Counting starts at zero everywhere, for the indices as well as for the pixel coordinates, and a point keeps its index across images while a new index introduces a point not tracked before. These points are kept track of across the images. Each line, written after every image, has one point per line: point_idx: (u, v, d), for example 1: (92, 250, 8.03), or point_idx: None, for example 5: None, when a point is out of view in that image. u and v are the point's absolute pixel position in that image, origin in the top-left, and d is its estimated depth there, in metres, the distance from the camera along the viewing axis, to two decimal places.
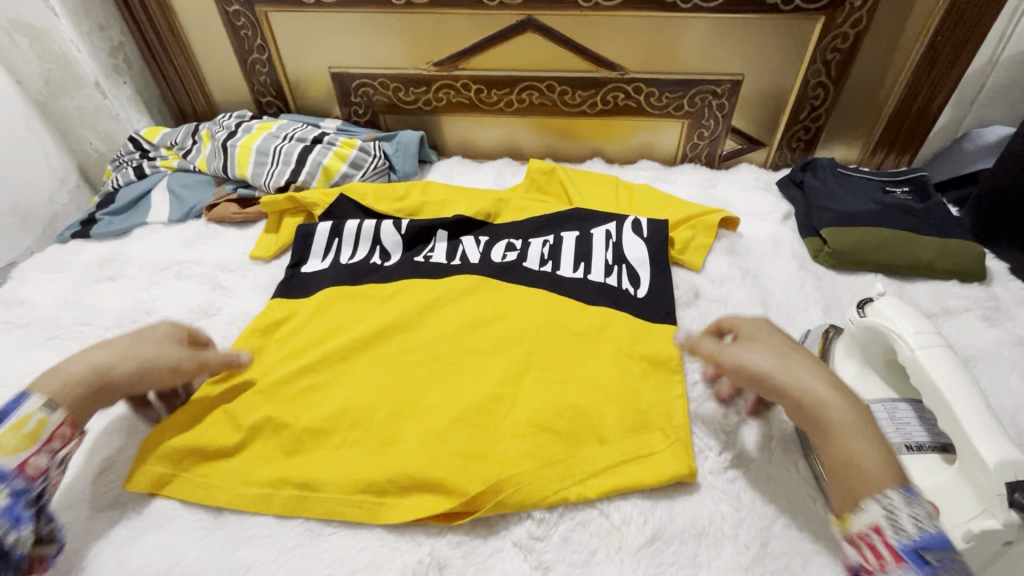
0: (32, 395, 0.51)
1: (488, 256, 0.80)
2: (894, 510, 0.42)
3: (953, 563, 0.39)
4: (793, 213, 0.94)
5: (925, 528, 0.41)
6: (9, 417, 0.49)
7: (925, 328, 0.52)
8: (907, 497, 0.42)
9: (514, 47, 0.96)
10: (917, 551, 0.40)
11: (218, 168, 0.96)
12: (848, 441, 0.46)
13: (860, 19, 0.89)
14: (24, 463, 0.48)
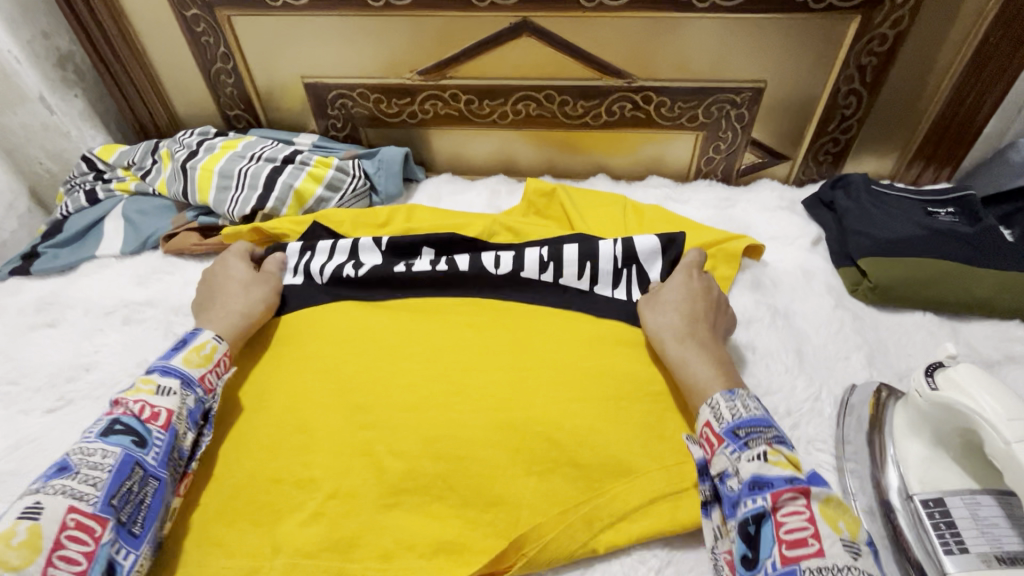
0: (206, 329, 0.62)
1: (480, 266, 0.72)
2: (716, 405, 0.52)
3: (760, 438, 0.49)
4: (825, 237, 0.83)
5: (743, 414, 0.51)
6: (194, 342, 0.60)
7: (1023, 409, 0.42)
8: (728, 396, 0.53)
9: (508, 53, 0.85)
10: (733, 430, 0.50)
11: (178, 193, 0.86)
12: (692, 362, 0.58)
13: (901, 18, 0.78)
14: (203, 377, 0.58)
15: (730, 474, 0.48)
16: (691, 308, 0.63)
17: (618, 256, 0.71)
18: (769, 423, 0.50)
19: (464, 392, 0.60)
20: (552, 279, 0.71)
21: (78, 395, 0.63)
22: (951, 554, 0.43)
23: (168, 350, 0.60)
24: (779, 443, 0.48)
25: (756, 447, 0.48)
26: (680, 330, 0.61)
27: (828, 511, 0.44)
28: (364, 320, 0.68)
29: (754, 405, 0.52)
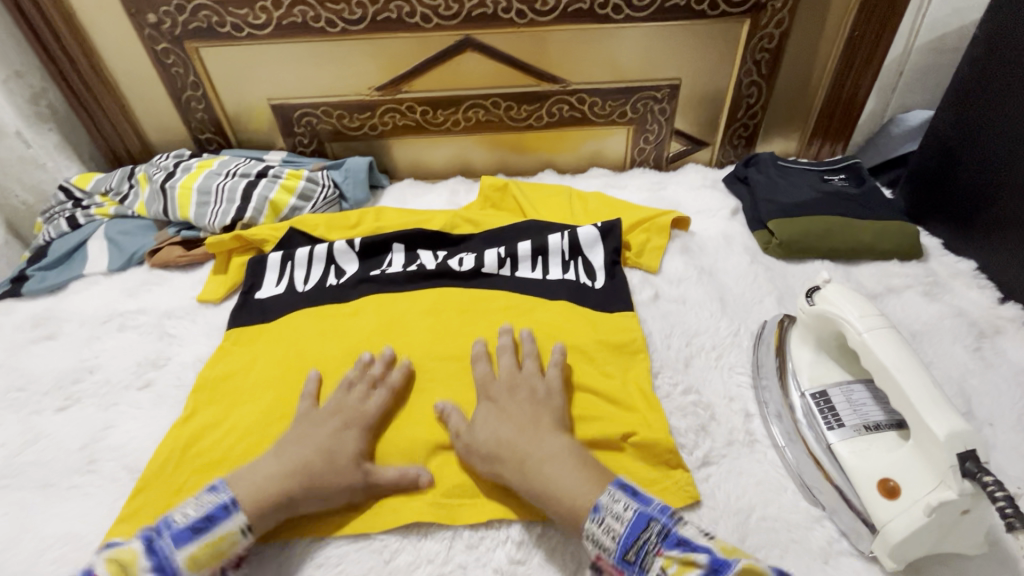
0: (240, 509, 0.52)
1: (446, 264, 0.83)
2: (593, 534, 0.49)
3: (648, 550, 0.47)
4: (741, 207, 0.97)
5: (620, 531, 0.48)
6: (213, 530, 0.51)
7: (865, 309, 0.55)
8: (597, 517, 0.49)
9: (455, 67, 0.96)
10: (624, 557, 0.47)
11: (158, 212, 0.93)
12: (558, 475, 0.53)
13: (782, 19, 0.93)
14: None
15: None
16: (510, 411, 0.59)
17: (566, 249, 0.84)
18: (650, 521, 0.48)
19: (443, 367, 0.70)
20: (511, 272, 0.83)
21: (85, 394, 0.70)
22: (834, 430, 0.56)
23: (180, 527, 0.50)
24: (669, 546, 0.46)
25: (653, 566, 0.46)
26: (520, 437, 0.56)
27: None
28: (349, 315, 0.77)
29: (627, 509, 0.49)
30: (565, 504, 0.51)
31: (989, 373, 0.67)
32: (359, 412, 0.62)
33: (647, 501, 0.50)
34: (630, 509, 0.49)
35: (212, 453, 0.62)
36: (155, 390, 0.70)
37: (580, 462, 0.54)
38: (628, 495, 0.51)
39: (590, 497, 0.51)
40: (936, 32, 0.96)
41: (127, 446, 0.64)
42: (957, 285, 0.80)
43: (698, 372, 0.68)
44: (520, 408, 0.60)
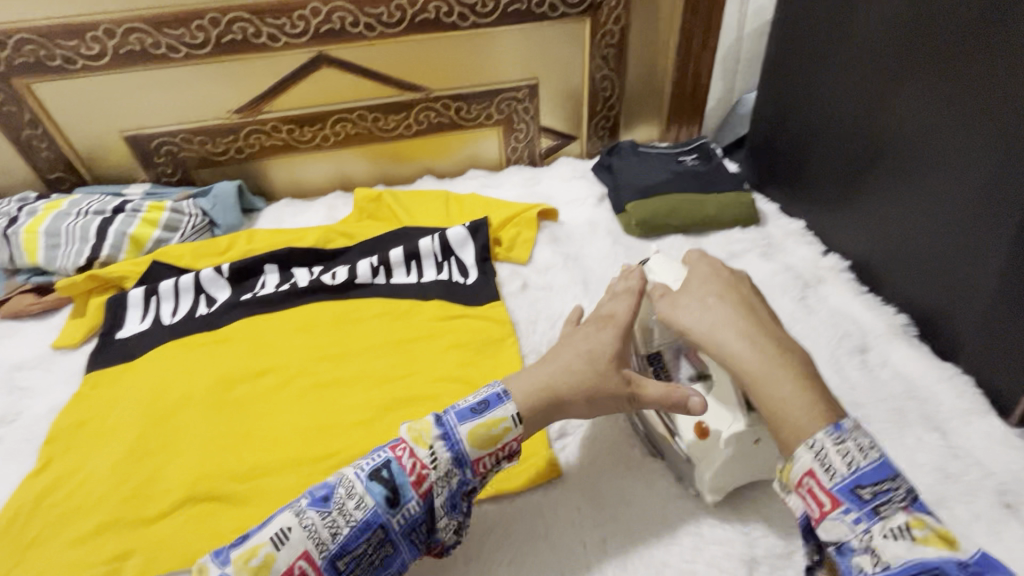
0: (512, 401, 0.53)
1: (319, 279, 0.83)
2: (824, 449, 0.43)
3: (893, 502, 0.41)
4: (607, 194, 1.03)
5: (862, 463, 0.42)
6: (489, 412, 0.51)
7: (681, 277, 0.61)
8: (834, 433, 0.43)
9: (314, 83, 0.97)
10: (851, 488, 0.41)
11: (3, 260, 0.87)
12: (779, 390, 0.47)
13: (620, 16, 1.00)
14: (479, 460, 0.50)
15: (853, 549, 0.41)
16: (718, 300, 0.55)
17: (437, 250, 0.86)
18: (894, 472, 0.42)
19: (313, 381, 0.71)
20: (385, 280, 0.84)
21: None
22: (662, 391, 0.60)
23: (462, 408, 0.52)
24: (917, 508, 0.41)
25: (891, 517, 0.40)
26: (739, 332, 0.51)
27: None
28: (217, 343, 0.76)
29: (864, 448, 0.42)
30: (779, 405, 0.47)
31: (811, 318, 0.76)
32: None
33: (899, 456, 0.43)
34: (875, 453, 0.43)
35: (70, 500, 0.60)
36: (3, 448, 0.66)
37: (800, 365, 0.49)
38: (875, 442, 0.43)
39: (810, 422, 0.45)
40: (759, 19, 1.06)
41: None
42: (790, 244, 0.89)
43: None
44: (728, 296, 0.55)
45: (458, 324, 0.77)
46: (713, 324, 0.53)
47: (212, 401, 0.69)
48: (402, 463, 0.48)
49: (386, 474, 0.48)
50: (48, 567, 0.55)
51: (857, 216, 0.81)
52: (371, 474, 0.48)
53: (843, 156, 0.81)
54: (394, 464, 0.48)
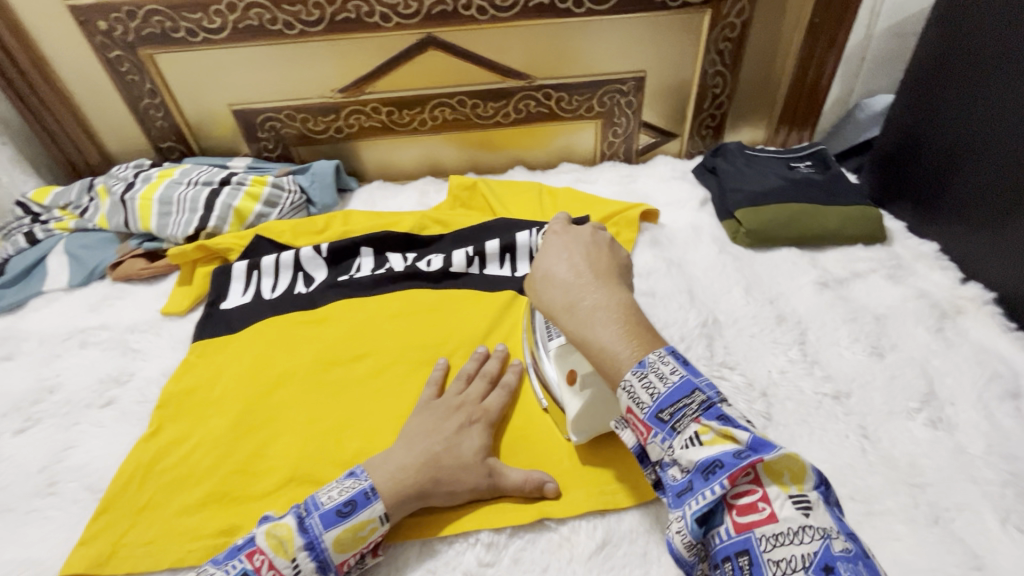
0: (379, 498, 0.51)
1: (415, 266, 0.82)
2: (630, 386, 0.43)
3: (686, 415, 0.41)
4: (709, 198, 0.97)
5: (661, 390, 0.42)
6: (355, 515, 0.50)
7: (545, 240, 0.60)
8: (639, 371, 0.43)
9: (419, 66, 0.95)
10: (657, 414, 0.42)
11: (119, 224, 0.91)
12: (605, 332, 0.47)
13: (743, 9, 0.93)
14: (344, 562, 0.49)
15: (668, 462, 0.41)
16: (588, 257, 0.54)
17: (535, 246, 0.83)
18: (694, 389, 0.42)
19: (413, 371, 0.70)
20: (480, 272, 0.82)
21: (45, 415, 0.68)
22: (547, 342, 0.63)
23: (327, 509, 0.50)
24: (709, 416, 0.41)
25: (686, 430, 0.41)
26: (588, 284, 0.51)
27: (771, 476, 0.38)
28: (316, 323, 0.76)
29: (673, 371, 0.43)
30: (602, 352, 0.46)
31: (951, 352, 0.68)
32: (483, 410, 0.61)
33: (696, 372, 0.44)
34: (676, 372, 0.43)
35: (179, 467, 0.61)
36: (118, 408, 0.68)
37: (639, 322, 0.48)
38: (677, 361, 0.44)
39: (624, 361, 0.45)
40: (896, 17, 0.97)
41: (89, 465, 0.62)
42: (921, 267, 0.81)
43: None
44: (595, 254, 0.54)
45: None
46: (558, 282, 0.52)
47: (313, 381, 0.69)
48: None
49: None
50: (162, 532, 0.56)
51: (1011, 244, 0.72)
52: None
53: (1000, 176, 0.72)
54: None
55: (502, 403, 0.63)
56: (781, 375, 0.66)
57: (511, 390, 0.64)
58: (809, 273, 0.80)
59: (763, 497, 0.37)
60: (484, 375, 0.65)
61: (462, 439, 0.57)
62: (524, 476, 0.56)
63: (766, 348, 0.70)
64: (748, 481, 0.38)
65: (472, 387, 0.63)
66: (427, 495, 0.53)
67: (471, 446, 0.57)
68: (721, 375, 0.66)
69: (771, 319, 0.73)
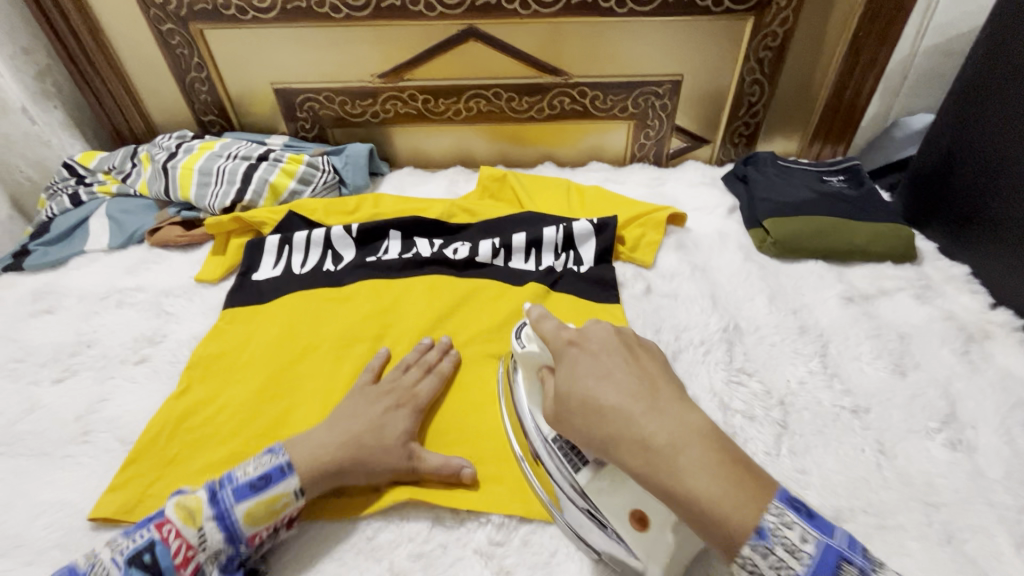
0: (294, 474, 0.54)
1: (441, 252, 0.84)
2: (751, 563, 0.37)
3: (795, 566, 0.37)
4: (738, 205, 0.97)
5: (754, 511, 0.37)
6: (268, 488, 0.52)
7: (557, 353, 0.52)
8: (751, 523, 0.37)
9: (458, 57, 0.97)
10: (750, 537, 0.37)
11: (160, 191, 0.94)
12: (698, 477, 0.39)
13: (787, 18, 0.93)
14: (255, 534, 0.51)
15: None
16: (628, 370, 0.47)
17: (559, 241, 0.84)
18: (780, 501, 0.38)
19: None
20: (504, 263, 0.84)
21: (82, 367, 0.71)
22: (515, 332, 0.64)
23: (241, 483, 0.52)
24: (833, 570, 0.36)
25: (780, 550, 0.37)
26: (640, 410, 0.43)
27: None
28: (344, 300, 0.78)
29: (773, 507, 0.38)
30: (701, 502, 0.38)
31: (976, 376, 0.67)
32: (411, 394, 0.63)
33: (830, 529, 0.38)
34: (812, 542, 0.37)
35: (204, 428, 0.63)
36: (150, 365, 0.71)
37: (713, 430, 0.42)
38: (804, 521, 0.38)
39: (741, 513, 0.37)
40: (943, 36, 0.95)
41: (121, 417, 0.65)
42: (950, 289, 0.80)
43: (685, 366, 0.69)
44: (635, 365, 0.47)
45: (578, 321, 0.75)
46: (597, 407, 0.45)
47: (335, 356, 0.71)
48: (167, 545, 0.48)
49: (148, 558, 0.47)
50: (185, 487, 0.58)
51: None
52: (132, 559, 0.47)
53: None
54: (161, 547, 0.48)
55: (433, 390, 0.65)
56: (800, 385, 0.66)
57: (445, 377, 0.67)
58: (834, 287, 0.80)
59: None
60: (422, 363, 0.67)
61: (387, 421, 0.60)
62: (442, 461, 0.58)
63: (786, 357, 0.70)
64: None
65: (408, 372, 0.66)
66: (342, 472, 0.55)
67: (393, 428, 0.59)
68: (739, 381, 0.67)
69: (793, 329, 0.73)
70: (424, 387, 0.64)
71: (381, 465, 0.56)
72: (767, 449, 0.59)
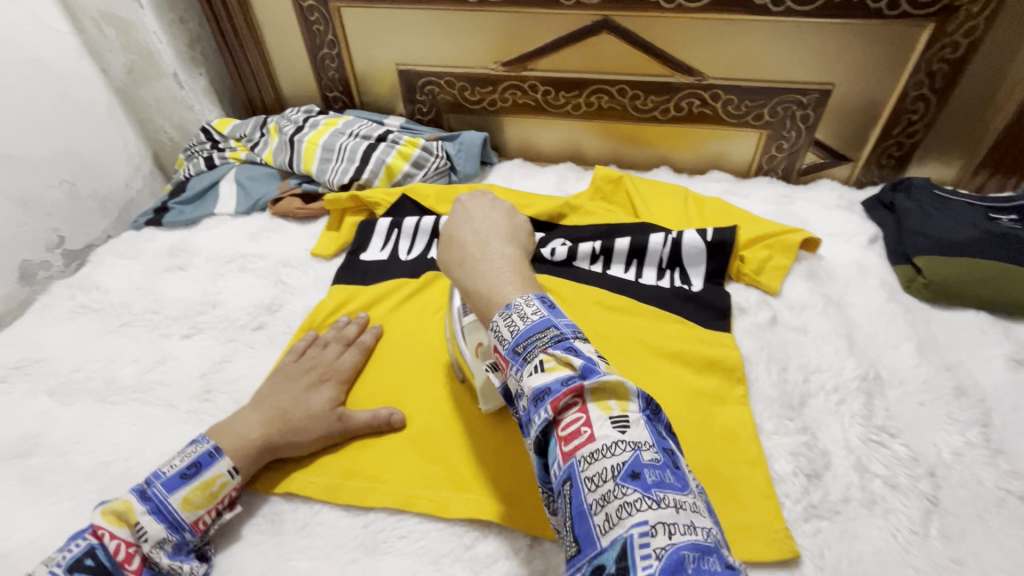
0: (225, 456, 0.55)
1: (540, 252, 0.80)
2: (496, 326, 0.46)
3: (538, 346, 0.42)
4: (882, 236, 0.86)
5: (521, 327, 0.44)
6: (200, 475, 0.53)
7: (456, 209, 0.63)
8: (505, 313, 0.46)
9: (588, 49, 0.92)
10: (515, 348, 0.43)
11: (284, 162, 0.97)
12: (501, 280, 0.50)
13: (976, 27, 0.80)
14: (198, 520, 0.52)
15: (521, 396, 0.42)
16: (493, 223, 0.59)
17: (666, 256, 0.78)
18: (550, 327, 0.43)
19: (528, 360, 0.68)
20: (603, 270, 0.79)
21: (207, 326, 0.75)
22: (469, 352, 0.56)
23: (169, 475, 0.52)
24: (556, 347, 0.41)
25: (533, 359, 0.41)
26: (474, 244, 0.55)
27: (596, 399, 0.39)
28: (425, 289, 0.77)
29: (535, 312, 0.44)
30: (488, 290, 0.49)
31: None
32: (334, 367, 0.65)
33: (562, 315, 0.45)
34: (539, 314, 0.44)
35: None
36: (267, 333, 0.74)
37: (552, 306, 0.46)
38: (544, 306, 0.45)
39: (512, 293, 0.48)
40: None
41: (239, 380, 0.68)
42: None
43: (814, 415, 0.62)
44: (502, 221, 0.60)
45: (686, 341, 0.69)
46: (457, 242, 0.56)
47: (422, 343, 0.70)
48: (107, 547, 0.47)
49: (89, 563, 0.46)
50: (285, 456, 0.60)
51: None
52: (72, 568, 0.46)
53: None
54: (103, 551, 0.47)
55: (355, 362, 0.67)
56: (954, 458, 0.58)
57: (366, 348, 0.69)
58: (1000, 345, 0.69)
59: (585, 420, 0.38)
60: (340, 337, 0.69)
61: (310, 395, 0.62)
62: (370, 415, 0.61)
63: (937, 422, 0.61)
64: (575, 405, 0.39)
65: (328, 348, 0.67)
66: (276, 447, 0.58)
67: (319, 400, 0.61)
68: (879, 442, 0.59)
69: (947, 390, 0.64)
70: (346, 360, 0.66)
71: (298, 437, 0.58)
72: (913, 527, 0.52)
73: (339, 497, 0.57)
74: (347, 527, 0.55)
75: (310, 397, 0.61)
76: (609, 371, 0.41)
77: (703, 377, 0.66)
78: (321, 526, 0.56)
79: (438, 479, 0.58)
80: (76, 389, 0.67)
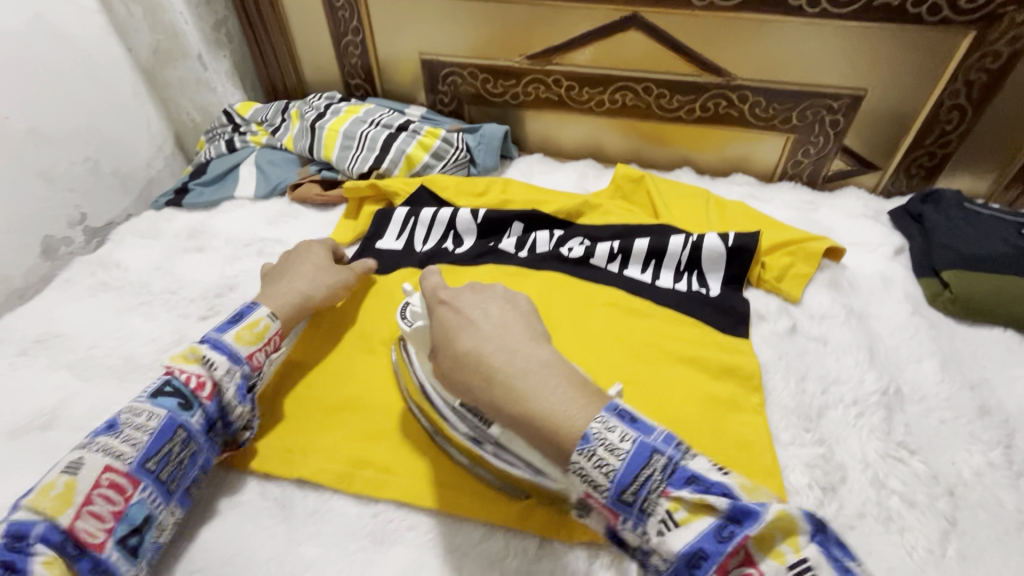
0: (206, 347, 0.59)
1: (557, 250, 0.80)
2: (584, 470, 0.39)
3: (652, 489, 0.38)
4: (908, 248, 0.84)
5: (615, 465, 0.38)
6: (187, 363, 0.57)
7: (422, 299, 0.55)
8: (584, 448, 0.38)
9: (615, 45, 0.91)
10: (620, 496, 0.38)
11: (305, 148, 0.97)
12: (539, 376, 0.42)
13: (1019, 36, 0.77)
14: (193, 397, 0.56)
15: (650, 545, 0.39)
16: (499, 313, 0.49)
17: (685, 258, 0.77)
18: (653, 453, 0.38)
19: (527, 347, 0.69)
20: (619, 270, 0.78)
21: (223, 309, 0.75)
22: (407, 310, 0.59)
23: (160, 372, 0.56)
24: (675, 484, 0.37)
25: (654, 509, 0.38)
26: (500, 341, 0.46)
27: (764, 548, 0.35)
28: None
29: (626, 437, 0.38)
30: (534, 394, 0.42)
31: None
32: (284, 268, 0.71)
33: (649, 428, 0.39)
34: (630, 439, 0.38)
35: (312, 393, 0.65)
36: None
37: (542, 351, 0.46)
38: (627, 425, 0.39)
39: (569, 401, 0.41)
40: None
41: None
42: None
43: (831, 427, 0.61)
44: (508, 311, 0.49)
45: (701, 344, 0.68)
46: (460, 350, 0.47)
47: None
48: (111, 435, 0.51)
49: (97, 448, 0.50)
50: (300, 443, 0.61)
51: None
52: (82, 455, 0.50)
53: None
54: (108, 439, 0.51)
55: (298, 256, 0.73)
56: (975, 478, 0.56)
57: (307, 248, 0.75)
58: None
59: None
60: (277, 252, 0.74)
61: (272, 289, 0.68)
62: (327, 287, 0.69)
63: (959, 440, 0.60)
64: (737, 560, 0.35)
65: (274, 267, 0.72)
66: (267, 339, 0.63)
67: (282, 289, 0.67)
68: (898, 458, 0.58)
69: (971, 408, 0.62)
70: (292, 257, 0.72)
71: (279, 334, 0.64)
72: (929, 546, 0.51)
73: (350, 485, 0.57)
74: (357, 517, 0.56)
75: (272, 291, 0.67)
76: (741, 487, 0.37)
77: (717, 383, 0.65)
78: (331, 513, 0.56)
79: (447, 472, 0.58)
80: (93, 365, 0.68)
